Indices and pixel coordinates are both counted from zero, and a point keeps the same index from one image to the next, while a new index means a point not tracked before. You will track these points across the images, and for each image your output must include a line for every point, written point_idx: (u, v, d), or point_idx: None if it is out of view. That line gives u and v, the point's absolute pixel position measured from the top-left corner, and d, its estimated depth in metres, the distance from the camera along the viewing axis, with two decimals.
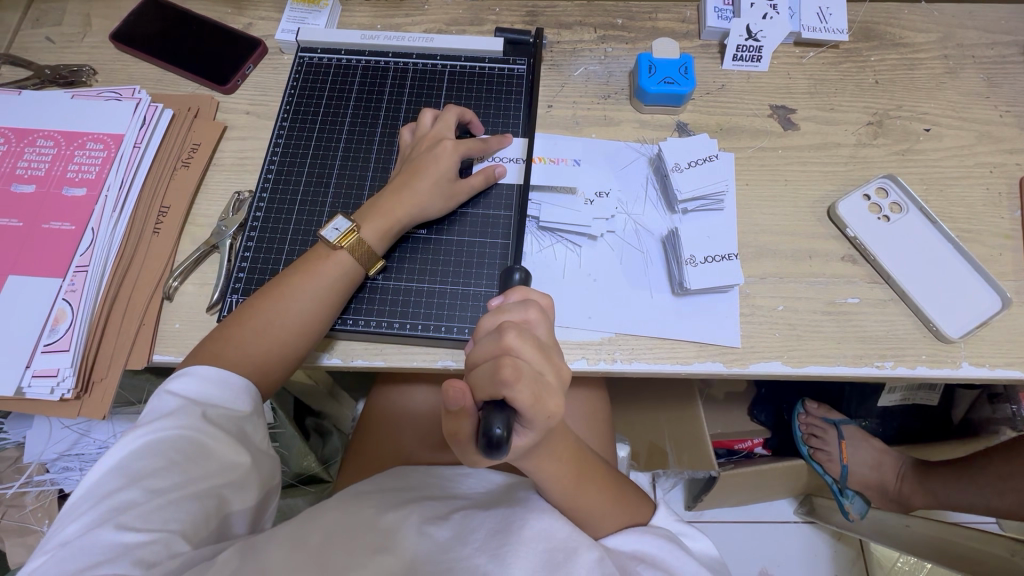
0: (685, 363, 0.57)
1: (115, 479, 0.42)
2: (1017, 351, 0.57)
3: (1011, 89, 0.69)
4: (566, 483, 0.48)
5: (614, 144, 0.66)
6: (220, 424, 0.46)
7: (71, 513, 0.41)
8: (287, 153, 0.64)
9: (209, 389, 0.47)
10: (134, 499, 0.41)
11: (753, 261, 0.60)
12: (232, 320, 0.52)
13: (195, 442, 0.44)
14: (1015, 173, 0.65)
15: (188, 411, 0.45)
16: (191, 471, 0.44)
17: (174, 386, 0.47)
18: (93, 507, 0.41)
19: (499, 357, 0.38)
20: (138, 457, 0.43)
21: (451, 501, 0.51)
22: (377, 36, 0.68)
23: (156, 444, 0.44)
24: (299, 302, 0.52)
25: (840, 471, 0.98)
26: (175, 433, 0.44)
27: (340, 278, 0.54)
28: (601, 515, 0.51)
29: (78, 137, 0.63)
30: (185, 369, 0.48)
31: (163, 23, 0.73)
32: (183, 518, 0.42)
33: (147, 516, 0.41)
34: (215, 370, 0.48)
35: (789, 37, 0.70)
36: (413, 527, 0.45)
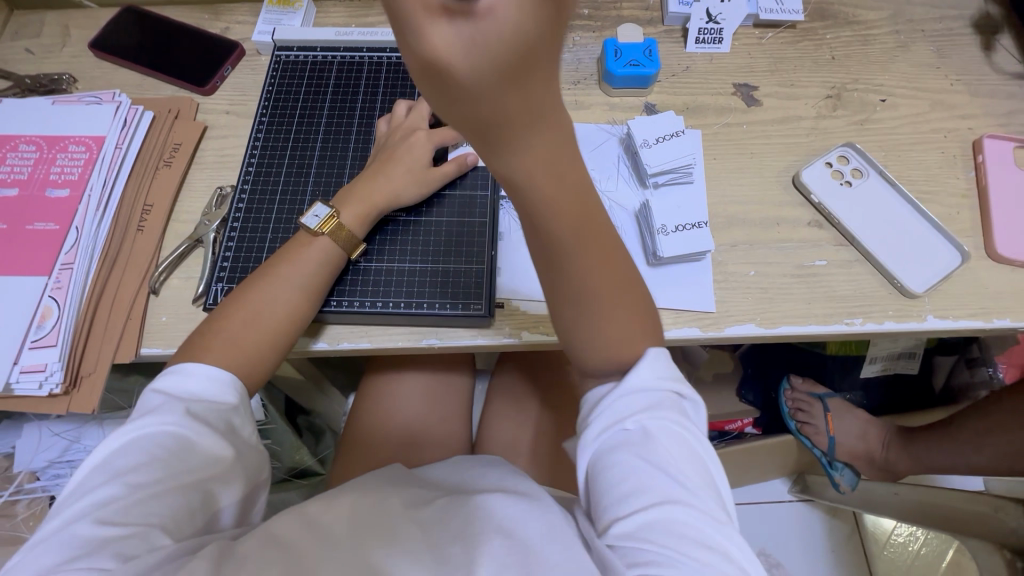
0: (663, 329, 0.58)
1: (100, 474, 0.43)
2: (978, 303, 0.59)
3: (960, 59, 0.72)
4: (604, 273, 0.40)
5: (587, 127, 0.68)
6: (205, 418, 0.46)
7: (58, 507, 0.42)
8: (267, 147, 0.65)
9: (195, 384, 0.48)
10: (117, 493, 0.42)
11: (724, 230, 0.63)
12: (221, 310, 0.53)
13: (177, 435, 0.44)
14: (968, 137, 0.68)
15: (174, 406, 0.46)
16: (175, 464, 0.43)
17: (163, 382, 0.48)
18: (77, 502, 0.41)
19: None
20: (123, 452, 0.44)
21: (436, 490, 0.50)
22: (351, 33, 0.70)
23: (142, 438, 0.44)
24: (284, 287, 0.53)
25: (828, 443, 1.00)
26: (159, 426, 0.44)
27: (325, 262, 0.56)
28: (627, 339, 0.44)
29: (59, 141, 0.64)
30: (175, 364, 0.49)
31: (142, 30, 0.74)
32: (164, 512, 0.42)
33: (128, 511, 0.41)
34: (201, 365, 0.49)
35: (748, 19, 0.73)
36: (392, 512, 0.44)
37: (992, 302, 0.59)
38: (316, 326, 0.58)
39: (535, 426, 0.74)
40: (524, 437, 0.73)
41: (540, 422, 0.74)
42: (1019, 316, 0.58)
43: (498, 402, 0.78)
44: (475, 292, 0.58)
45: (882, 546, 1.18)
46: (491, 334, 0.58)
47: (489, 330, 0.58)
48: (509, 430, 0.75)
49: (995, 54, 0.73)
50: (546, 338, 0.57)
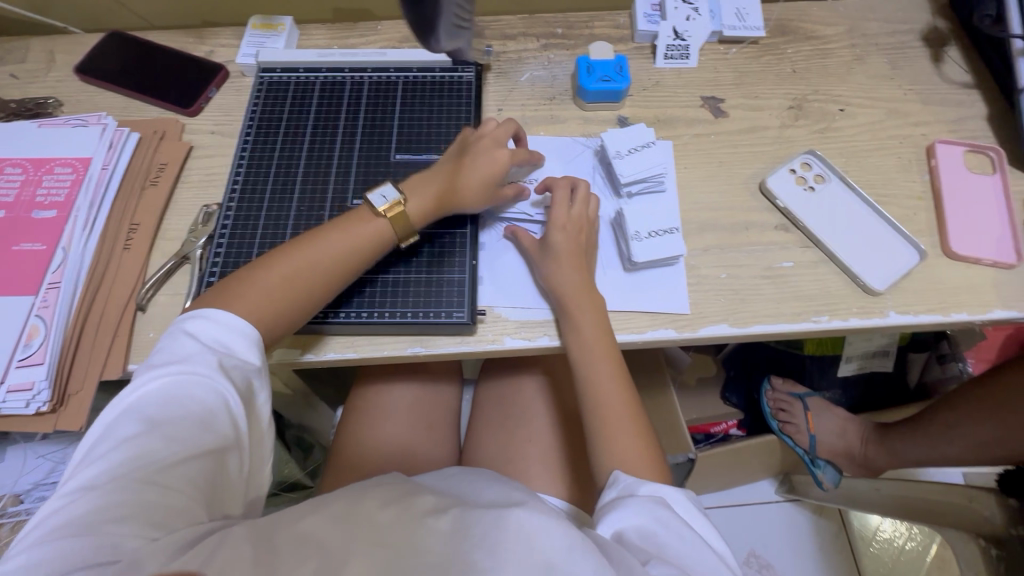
0: (640, 332, 0.60)
1: (134, 424, 0.45)
2: (936, 297, 0.62)
3: (912, 70, 0.77)
4: (615, 385, 0.57)
5: (563, 140, 0.71)
6: (231, 379, 0.48)
7: (91, 454, 0.44)
8: (252, 165, 0.67)
9: (222, 339, 0.50)
10: (152, 448, 0.44)
11: (695, 236, 0.65)
12: (260, 266, 0.55)
13: (208, 397, 0.46)
14: (922, 142, 0.72)
15: (206, 363, 0.48)
16: (205, 426, 0.46)
17: (191, 332, 0.50)
18: (112, 451, 0.43)
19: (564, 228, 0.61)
20: (158, 404, 0.46)
21: (451, 499, 0.50)
22: (332, 53, 0.72)
23: (175, 392, 0.46)
24: (324, 255, 0.55)
25: (809, 442, 1.03)
26: (191, 383, 0.46)
27: (371, 240, 0.57)
28: (641, 461, 0.53)
29: (45, 163, 0.66)
30: (201, 313, 0.51)
31: (126, 55, 0.76)
32: (196, 474, 0.44)
33: (164, 469, 0.43)
34: (230, 317, 0.50)
35: (713, 35, 0.77)
36: (413, 520, 0.44)
37: (949, 297, 0.62)
38: (310, 338, 0.60)
39: (521, 431, 0.75)
40: (512, 442, 0.74)
41: (527, 427, 0.75)
42: (975, 309, 0.62)
43: (486, 409, 0.80)
44: (457, 299, 0.60)
45: (868, 542, 1.20)
46: (474, 341, 0.59)
47: (472, 337, 0.60)
48: (496, 437, 0.76)
49: (944, 65, 0.77)
50: (528, 343, 0.60)
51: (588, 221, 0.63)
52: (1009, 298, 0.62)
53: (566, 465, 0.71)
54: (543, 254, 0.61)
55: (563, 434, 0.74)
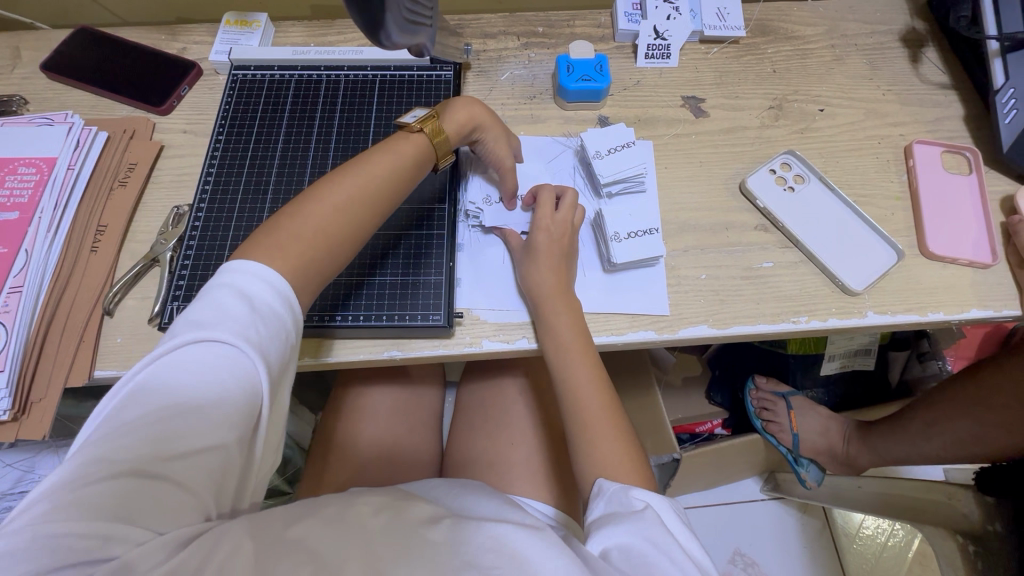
0: (620, 334, 0.60)
1: (163, 389, 0.41)
2: (913, 298, 0.62)
3: (891, 71, 0.77)
4: (594, 390, 0.56)
5: (543, 140, 0.70)
6: (266, 358, 0.44)
7: (115, 416, 0.40)
8: (224, 165, 0.65)
9: (260, 310, 0.45)
10: (170, 420, 0.40)
11: (675, 236, 0.65)
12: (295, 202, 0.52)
13: (234, 374, 0.42)
14: (900, 143, 0.72)
15: (243, 335, 0.43)
16: (236, 407, 0.42)
17: (233, 295, 0.45)
18: (137, 417, 0.40)
19: (547, 231, 0.60)
20: (183, 370, 0.42)
21: (444, 510, 0.49)
22: (308, 51, 0.71)
23: (201, 359, 0.42)
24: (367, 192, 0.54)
25: (792, 440, 1.03)
26: (225, 356, 0.42)
27: (407, 175, 0.58)
28: (621, 466, 0.52)
29: (8, 163, 0.63)
30: (244, 276, 0.46)
31: (95, 51, 0.74)
32: (216, 460, 0.40)
33: (187, 448, 0.40)
34: (268, 288, 0.46)
35: (694, 35, 0.77)
36: (401, 529, 0.43)
37: (926, 297, 0.62)
38: (298, 344, 0.58)
39: (504, 434, 0.74)
40: (495, 445, 0.73)
41: (510, 429, 0.75)
42: (952, 308, 0.62)
43: (469, 411, 0.79)
44: (434, 302, 0.59)
45: (852, 539, 1.21)
46: (451, 345, 0.58)
47: (448, 340, 0.59)
48: (478, 439, 0.75)
49: (922, 65, 0.78)
50: (506, 345, 0.59)
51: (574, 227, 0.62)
52: (984, 298, 0.63)
53: (549, 468, 0.71)
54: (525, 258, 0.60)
55: (547, 436, 0.73)
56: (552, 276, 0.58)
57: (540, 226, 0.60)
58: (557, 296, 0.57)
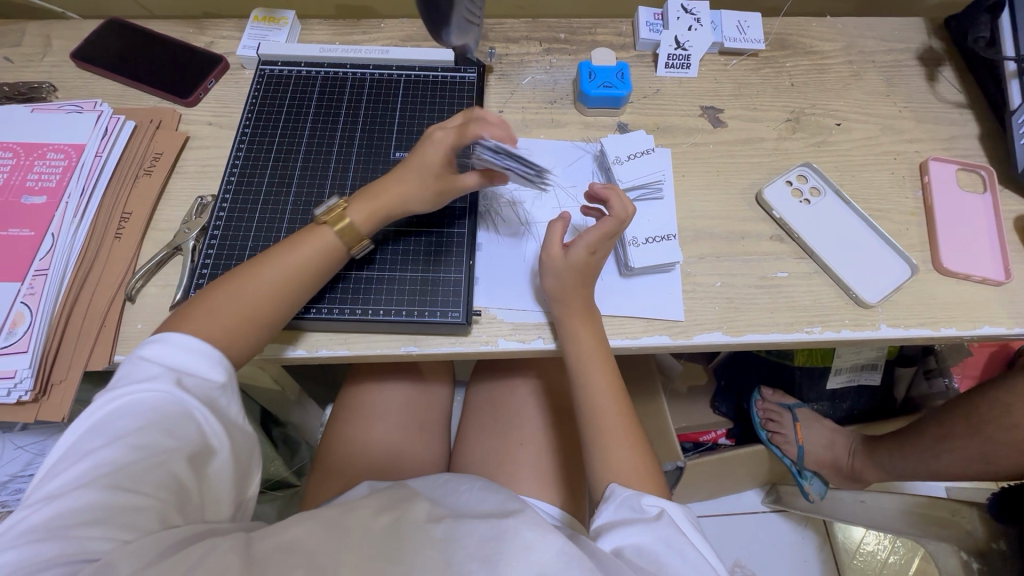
0: (635, 337, 0.60)
1: (97, 439, 0.43)
2: (926, 312, 0.63)
3: (908, 89, 0.78)
4: (610, 393, 0.57)
5: (563, 144, 0.71)
6: (195, 393, 0.46)
7: (56, 468, 0.43)
8: (250, 157, 0.66)
9: (184, 355, 0.47)
10: (116, 460, 0.42)
11: (692, 243, 0.66)
12: (216, 285, 0.53)
13: (172, 411, 0.44)
14: (915, 159, 0.73)
15: (167, 380, 0.46)
16: (173, 439, 0.44)
17: (151, 350, 0.47)
18: (77, 464, 0.42)
19: (591, 246, 0.57)
20: (120, 418, 0.44)
21: (445, 509, 0.52)
22: (335, 49, 0.72)
23: (130, 408, 0.44)
24: (283, 281, 0.53)
25: (797, 452, 1.03)
26: (153, 399, 0.45)
27: (323, 257, 0.56)
28: (632, 473, 0.53)
29: (37, 148, 0.64)
30: (161, 334, 0.49)
31: (125, 43, 0.75)
32: (164, 487, 0.43)
33: (132, 480, 0.42)
34: (186, 337, 0.48)
35: (714, 47, 0.78)
36: (405, 527, 0.46)
37: (940, 312, 0.63)
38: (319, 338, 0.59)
39: (512, 435, 0.74)
40: (502, 446, 0.74)
41: (518, 429, 0.75)
42: (963, 325, 0.63)
43: (477, 411, 0.80)
44: (453, 299, 0.59)
45: (853, 554, 1.21)
46: (468, 342, 0.59)
47: (465, 337, 0.59)
48: (486, 439, 0.76)
49: (938, 84, 0.78)
50: (522, 345, 0.60)
51: (616, 236, 0.59)
52: (997, 316, 0.63)
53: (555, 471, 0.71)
54: (562, 277, 0.57)
55: (556, 438, 0.74)
56: (584, 275, 0.57)
57: (588, 237, 0.57)
58: (587, 296, 0.58)
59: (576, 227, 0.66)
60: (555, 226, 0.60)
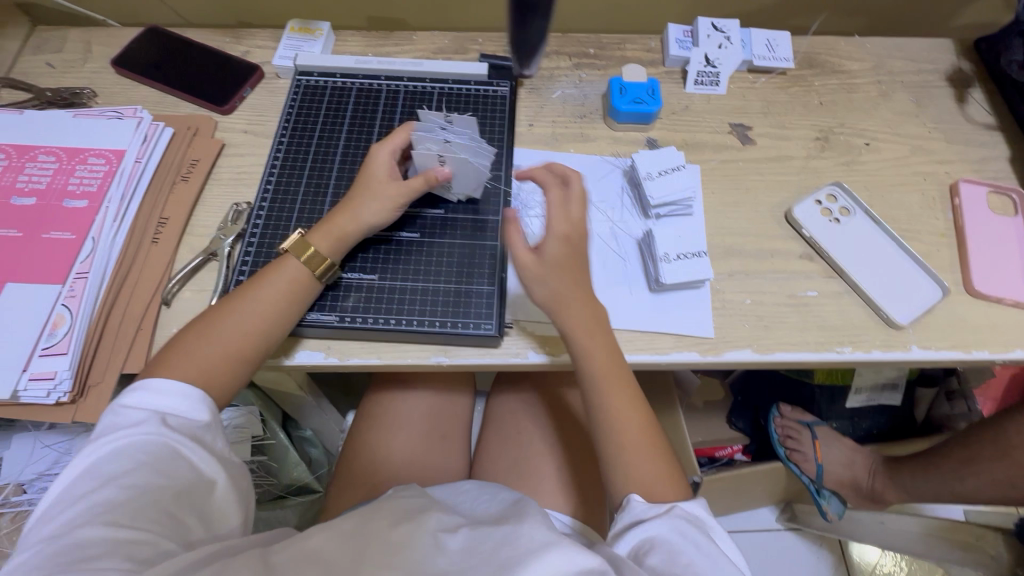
0: (664, 353, 0.60)
1: (89, 482, 0.44)
2: (957, 335, 0.63)
3: (937, 110, 0.78)
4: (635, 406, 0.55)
5: (592, 159, 0.72)
6: (182, 430, 0.47)
7: (47, 515, 0.43)
8: (286, 166, 0.67)
9: (165, 397, 0.48)
10: (111, 499, 0.43)
11: (721, 260, 0.66)
12: (188, 326, 0.53)
13: (161, 449, 0.45)
14: (945, 180, 0.73)
15: (153, 421, 0.47)
16: (166, 473, 0.45)
17: (130, 397, 0.48)
18: (70, 508, 0.42)
19: (563, 236, 0.56)
20: (107, 463, 0.44)
21: (465, 520, 0.52)
22: (370, 61, 0.73)
23: (118, 451, 0.45)
24: (255, 315, 0.53)
25: (816, 471, 1.02)
26: (141, 440, 0.45)
27: (294, 287, 0.55)
28: (656, 480, 0.53)
29: (79, 153, 0.66)
30: (139, 381, 0.50)
31: (164, 51, 0.77)
32: (163, 518, 0.43)
33: (130, 515, 0.42)
34: (165, 379, 0.49)
35: (743, 64, 0.79)
36: (426, 538, 0.46)
37: (971, 335, 0.63)
38: (351, 345, 0.59)
39: (534, 446, 0.75)
40: (524, 457, 0.74)
41: (539, 441, 0.75)
42: (996, 348, 0.62)
43: (497, 422, 0.79)
44: (486, 312, 0.60)
45: None
46: (499, 354, 0.59)
47: (496, 349, 0.60)
48: (509, 451, 0.76)
49: (967, 105, 0.78)
50: (553, 358, 0.60)
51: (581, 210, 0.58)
52: None
53: (575, 482, 0.71)
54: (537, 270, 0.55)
55: (578, 452, 0.74)
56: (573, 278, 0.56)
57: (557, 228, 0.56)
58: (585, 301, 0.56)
59: (606, 241, 0.67)
60: (511, 230, 0.57)
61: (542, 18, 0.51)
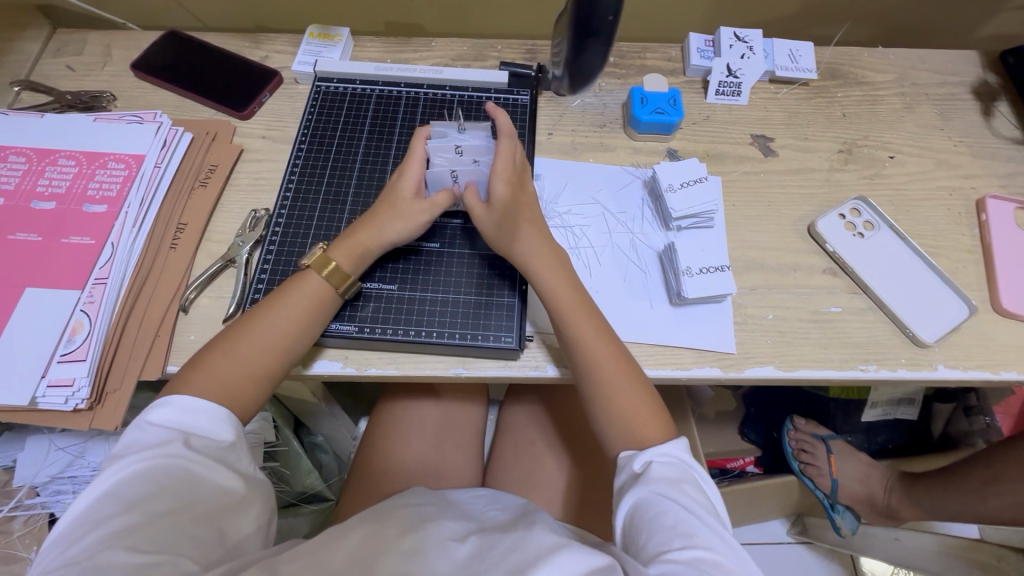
0: (685, 369, 0.60)
1: (110, 504, 0.43)
2: (985, 354, 0.61)
3: (963, 123, 0.77)
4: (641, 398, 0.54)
5: (612, 169, 0.71)
6: (205, 452, 0.47)
7: (66, 537, 0.42)
8: (305, 173, 0.67)
9: (188, 417, 0.48)
10: (134, 521, 0.42)
11: (743, 274, 0.65)
12: (212, 342, 0.53)
13: (185, 469, 0.45)
14: (971, 196, 0.71)
15: (176, 442, 0.46)
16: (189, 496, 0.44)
17: (152, 417, 0.48)
18: (92, 531, 0.41)
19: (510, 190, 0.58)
20: (132, 482, 0.44)
21: (475, 526, 0.52)
22: (390, 68, 0.73)
23: (141, 472, 0.45)
24: (278, 331, 0.53)
25: (832, 485, 1.00)
26: (164, 461, 0.45)
27: (315, 305, 0.55)
28: (642, 418, 0.54)
29: (98, 157, 0.66)
30: (161, 401, 0.49)
31: (183, 55, 0.77)
32: (186, 541, 0.43)
33: (154, 537, 0.42)
34: (187, 399, 0.49)
35: (765, 74, 0.78)
36: (436, 546, 0.46)
37: (999, 355, 0.61)
38: (369, 355, 0.59)
39: (548, 458, 0.74)
40: (538, 469, 0.73)
41: (553, 453, 0.75)
42: None
43: (510, 433, 0.78)
44: (505, 325, 0.59)
45: None
46: (517, 367, 0.59)
47: (515, 362, 0.59)
48: (522, 462, 0.75)
49: (994, 119, 0.77)
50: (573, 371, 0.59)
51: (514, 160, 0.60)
52: None
53: (588, 494, 0.71)
54: (504, 221, 0.57)
55: (592, 465, 0.73)
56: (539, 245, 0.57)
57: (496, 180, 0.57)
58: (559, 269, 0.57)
59: (626, 253, 0.66)
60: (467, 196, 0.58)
61: (602, 44, 0.64)
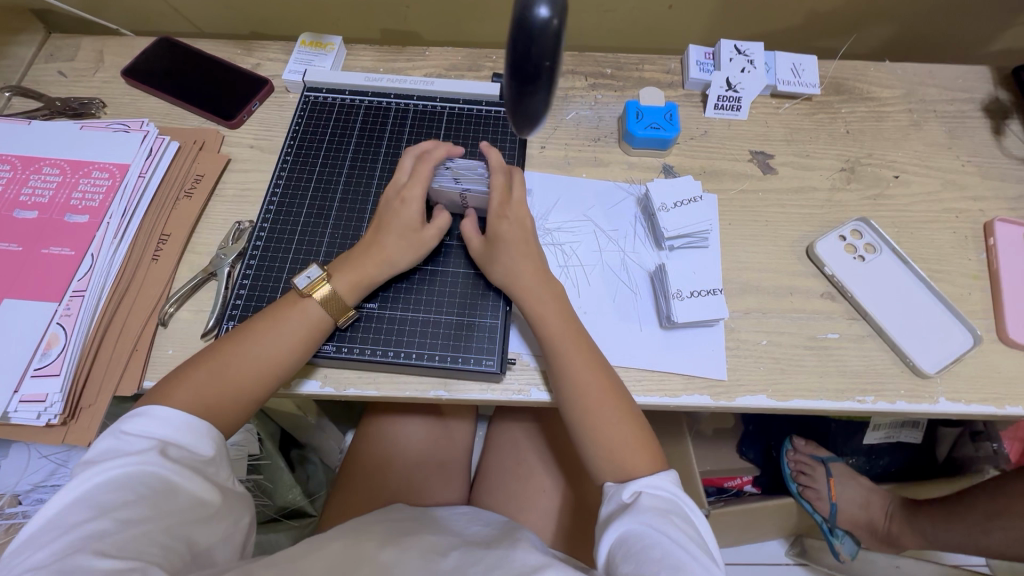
0: (674, 396, 0.58)
1: (82, 510, 0.42)
2: (990, 387, 0.59)
3: (972, 141, 0.74)
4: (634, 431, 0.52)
5: (605, 185, 0.69)
6: (183, 462, 0.46)
7: (35, 542, 0.40)
8: (289, 185, 0.66)
9: (167, 427, 0.47)
10: (104, 529, 0.41)
11: (738, 297, 0.63)
12: (195, 356, 0.52)
13: (160, 477, 0.44)
14: (979, 218, 0.69)
15: (153, 451, 0.45)
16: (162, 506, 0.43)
17: (132, 425, 0.47)
18: (61, 537, 0.40)
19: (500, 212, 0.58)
20: (106, 489, 0.43)
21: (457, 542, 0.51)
22: (380, 79, 0.71)
23: (116, 479, 0.43)
24: (262, 348, 0.52)
25: (829, 510, 0.96)
26: (140, 469, 0.44)
27: (305, 326, 0.53)
28: (629, 449, 0.52)
29: (83, 166, 0.65)
30: (141, 409, 0.48)
31: (174, 62, 0.76)
32: (156, 550, 0.41)
33: (123, 545, 0.40)
34: (168, 409, 0.47)
35: (766, 89, 0.76)
36: (414, 558, 0.45)
37: (1005, 388, 0.59)
38: (348, 376, 0.57)
39: (534, 479, 0.72)
40: (524, 489, 0.72)
41: (541, 474, 0.73)
42: None
43: (497, 451, 0.77)
44: (488, 347, 0.58)
45: None
46: (499, 390, 0.57)
47: (497, 385, 0.57)
48: (508, 482, 0.73)
49: (1004, 138, 0.74)
50: None
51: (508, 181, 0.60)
52: None
53: (575, 517, 0.69)
54: (494, 247, 0.58)
55: (580, 485, 0.71)
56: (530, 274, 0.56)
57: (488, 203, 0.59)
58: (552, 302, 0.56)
59: (616, 274, 0.64)
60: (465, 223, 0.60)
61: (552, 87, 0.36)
